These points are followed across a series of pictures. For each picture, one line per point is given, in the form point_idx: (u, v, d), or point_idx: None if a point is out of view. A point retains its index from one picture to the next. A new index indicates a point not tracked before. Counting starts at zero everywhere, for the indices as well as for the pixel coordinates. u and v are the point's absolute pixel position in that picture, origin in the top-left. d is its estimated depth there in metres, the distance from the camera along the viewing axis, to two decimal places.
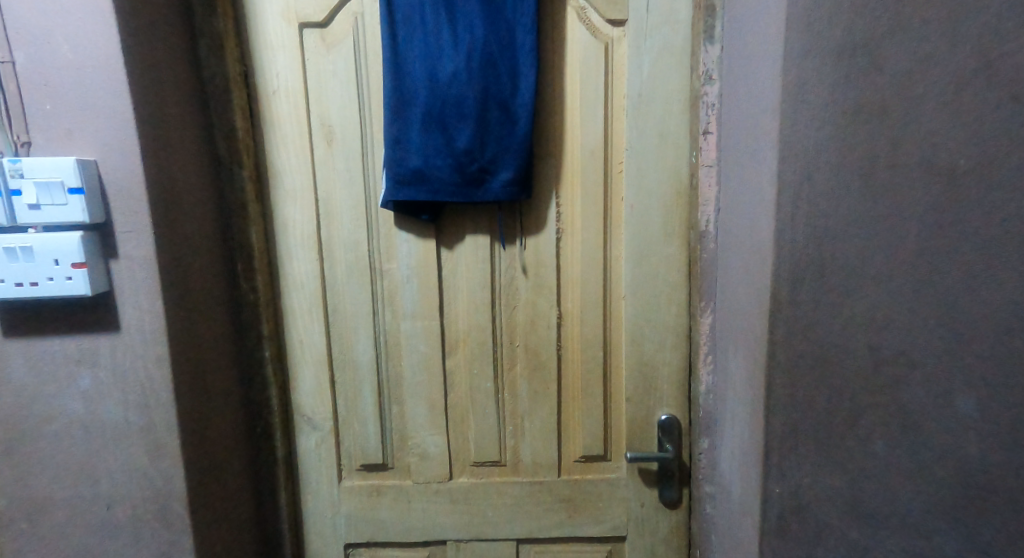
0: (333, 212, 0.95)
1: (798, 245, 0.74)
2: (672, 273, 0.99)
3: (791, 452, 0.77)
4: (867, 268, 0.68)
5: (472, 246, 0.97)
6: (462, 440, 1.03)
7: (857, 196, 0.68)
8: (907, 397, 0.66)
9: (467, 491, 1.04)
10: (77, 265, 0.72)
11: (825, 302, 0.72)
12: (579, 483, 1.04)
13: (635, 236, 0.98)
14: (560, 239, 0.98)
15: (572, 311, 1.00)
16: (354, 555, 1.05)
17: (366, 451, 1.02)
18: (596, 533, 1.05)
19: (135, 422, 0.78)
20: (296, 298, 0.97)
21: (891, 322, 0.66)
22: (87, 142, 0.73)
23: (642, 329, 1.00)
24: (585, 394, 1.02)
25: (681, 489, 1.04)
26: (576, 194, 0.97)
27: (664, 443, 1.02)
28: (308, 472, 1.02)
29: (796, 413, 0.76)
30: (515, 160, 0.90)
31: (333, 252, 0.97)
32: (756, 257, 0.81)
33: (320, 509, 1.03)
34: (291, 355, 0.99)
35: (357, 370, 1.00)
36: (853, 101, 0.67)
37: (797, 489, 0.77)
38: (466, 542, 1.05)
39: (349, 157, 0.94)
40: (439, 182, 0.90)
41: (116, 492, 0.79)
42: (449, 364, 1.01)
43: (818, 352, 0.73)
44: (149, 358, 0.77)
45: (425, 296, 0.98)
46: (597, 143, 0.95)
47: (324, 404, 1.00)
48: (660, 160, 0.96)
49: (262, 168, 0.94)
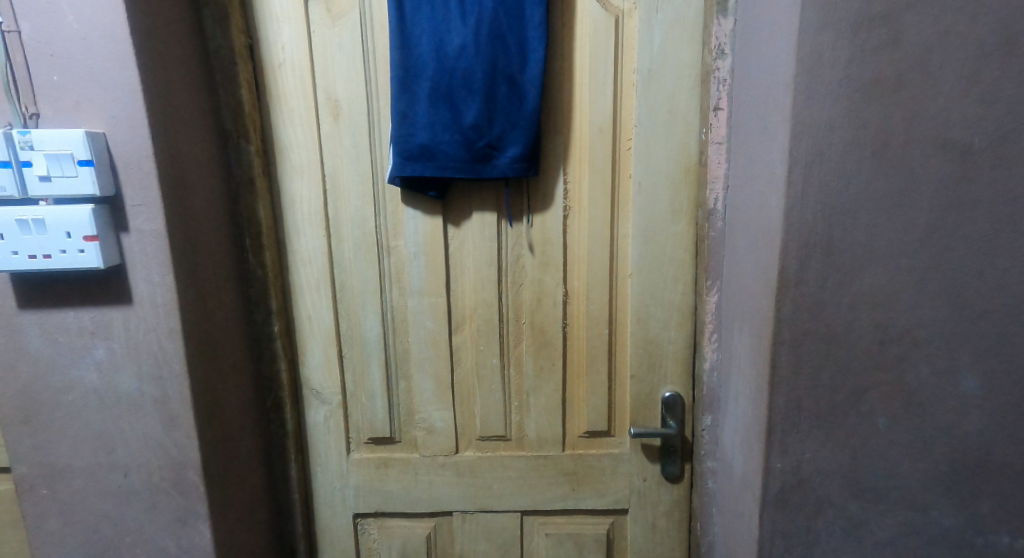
0: (340, 188, 0.95)
1: (806, 225, 0.72)
2: (679, 251, 0.98)
3: (794, 430, 0.78)
4: (872, 249, 0.72)
5: (479, 224, 0.97)
6: (468, 414, 1.05)
7: (869, 177, 0.70)
8: (908, 372, 0.73)
9: (472, 465, 1.06)
10: (89, 238, 0.73)
11: (831, 284, 0.73)
12: (582, 458, 1.06)
13: (643, 214, 0.97)
14: (567, 217, 0.98)
15: (577, 290, 1.00)
16: (362, 525, 1.08)
17: (374, 424, 1.04)
18: (598, 506, 1.07)
19: (148, 393, 0.79)
20: (303, 273, 0.98)
21: (895, 297, 0.72)
22: (95, 113, 0.73)
23: (648, 307, 1.01)
24: (590, 371, 1.03)
25: (683, 465, 1.05)
26: (583, 171, 0.96)
27: (667, 419, 1.03)
28: (317, 445, 1.04)
29: (799, 390, 0.77)
30: (523, 137, 0.90)
31: (341, 229, 0.97)
32: (766, 237, 0.78)
33: (329, 480, 1.06)
34: (299, 330, 1.00)
35: (365, 346, 1.01)
36: (868, 79, 0.68)
37: (798, 464, 0.79)
38: (471, 514, 1.07)
39: (355, 133, 0.93)
40: (446, 158, 0.89)
41: (132, 461, 0.81)
42: (456, 340, 1.02)
43: (823, 332, 0.75)
44: (161, 331, 0.78)
45: (432, 273, 0.98)
46: (606, 119, 0.94)
47: (332, 379, 1.02)
48: (668, 137, 0.95)
49: (268, 143, 0.94)
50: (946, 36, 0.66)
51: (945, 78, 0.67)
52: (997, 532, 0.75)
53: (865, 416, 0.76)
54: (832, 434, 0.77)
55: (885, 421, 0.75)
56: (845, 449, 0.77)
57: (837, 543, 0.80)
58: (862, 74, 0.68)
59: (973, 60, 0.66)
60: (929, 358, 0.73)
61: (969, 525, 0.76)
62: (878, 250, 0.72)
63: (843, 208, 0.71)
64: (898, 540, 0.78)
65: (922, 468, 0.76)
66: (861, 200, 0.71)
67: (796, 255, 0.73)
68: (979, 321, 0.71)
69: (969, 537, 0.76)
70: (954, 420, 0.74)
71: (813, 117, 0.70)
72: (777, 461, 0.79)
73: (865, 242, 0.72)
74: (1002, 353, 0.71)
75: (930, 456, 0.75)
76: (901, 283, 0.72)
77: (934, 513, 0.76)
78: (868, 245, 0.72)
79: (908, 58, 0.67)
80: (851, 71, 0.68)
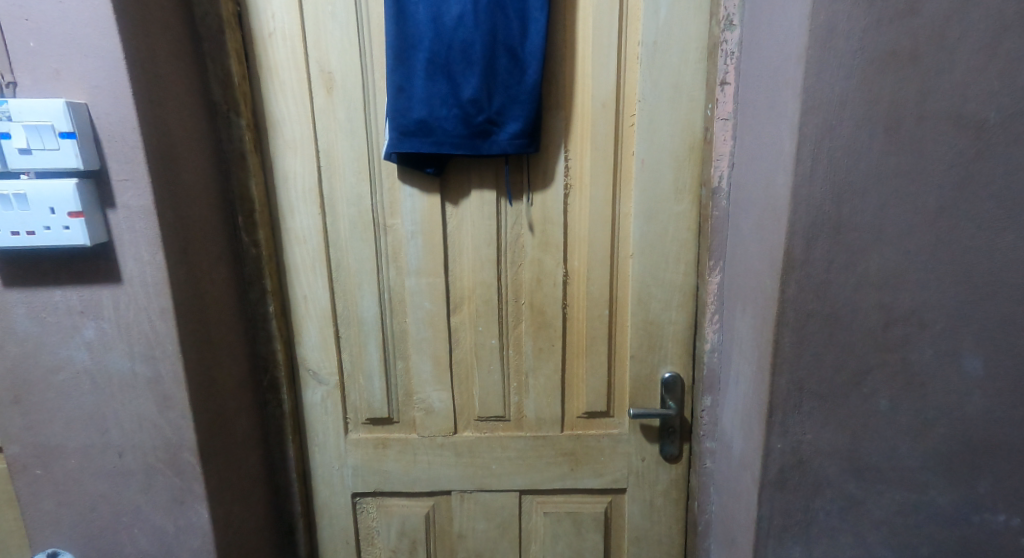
0: (335, 164, 0.93)
1: (815, 204, 0.71)
2: (681, 230, 0.97)
3: (795, 410, 0.77)
4: (881, 229, 0.70)
5: (478, 202, 0.95)
6: (467, 395, 1.05)
7: (882, 154, 0.68)
8: (912, 354, 0.73)
9: (471, 445, 1.06)
10: (74, 214, 0.70)
11: (837, 264, 0.72)
12: (581, 438, 1.06)
13: (646, 192, 0.95)
14: (568, 196, 0.96)
15: (578, 270, 0.99)
16: (361, 504, 1.08)
17: (372, 405, 1.03)
18: (596, 485, 1.08)
19: (141, 374, 0.78)
20: (298, 252, 0.96)
21: (902, 277, 0.71)
22: (76, 83, 0.70)
23: (649, 288, 0.99)
24: (589, 352, 1.02)
25: (682, 445, 1.05)
26: (585, 149, 0.94)
27: (667, 400, 1.03)
28: (315, 425, 1.04)
29: (803, 371, 0.76)
30: (523, 112, 0.87)
31: (336, 207, 0.94)
32: (772, 216, 0.76)
33: (327, 460, 1.06)
34: (295, 311, 0.98)
35: (362, 326, 1.00)
36: (883, 51, 0.66)
37: (798, 444, 0.78)
38: (469, 493, 1.08)
39: (350, 107, 0.90)
40: (444, 134, 0.86)
41: (127, 442, 0.80)
42: (454, 321, 1.01)
43: (828, 312, 0.74)
44: (153, 310, 0.76)
45: (430, 252, 0.97)
46: (609, 94, 0.92)
47: (329, 359, 1.01)
48: (673, 113, 0.92)
49: (260, 116, 0.91)
50: (965, 6, 0.64)
51: (961, 51, 0.65)
52: (993, 510, 0.75)
53: (867, 396, 0.75)
54: (833, 415, 0.77)
55: (887, 402, 0.75)
56: (845, 429, 0.77)
57: (835, 522, 0.80)
58: (877, 46, 0.66)
59: (992, 31, 0.64)
60: (933, 338, 0.72)
61: (966, 504, 0.76)
62: (886, 229, 0.70)
63: (853, 186, 0.69)
64: (895, 519, 0.78)
65: (922, 448, 0.75)
66: (872, 178, 0.69)
67: (803, 234, 0.72)
68: (984, 301, 0.70)
69: (965, 516, 0.76)
70: (955, 400, 0.73)
71: (826, 91, 0.67)
72: (778, 442, 0.79)
73: (873, 222, 0.70)
74: (1006, 333, 0.71)
75: (930, 436, 0.75)
76: (908, 264, 0.71)
77: (932, 492, 0.76)
78: (877, 225, 0.70)
79: (925, 30, 0.65)
80: (865, 43, 0.66)
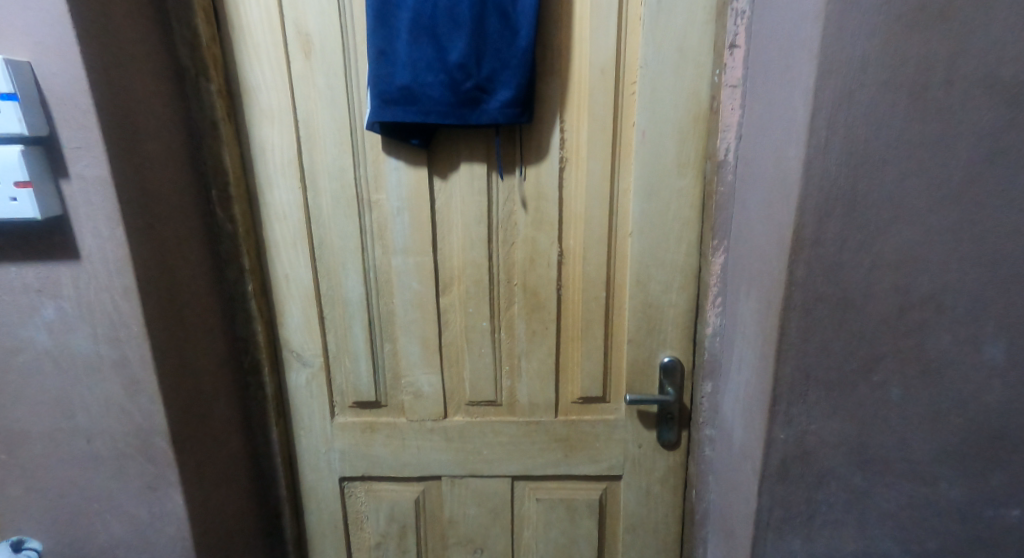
0: (315, 135, 0.87)
1: (828, 178, 0.65)
2: (684, 207, 0.91)
3: (800, 399, 0.73)
4: (898, 207, 0.65)
5: (468, 177, 0.90)
6: (457, 379, 1.01)
7: (903, 123, 0.63)
8: (927, 341, 0.68)
9: (462, 430, 1.02)
10: (20, 185, 0.65)
11: (850, 245, 0.67)
12: (576, 424, 1.02)
13: (647, 167, 0.90)
14: (563, 170, 0.90)
15: (573, 250, 0.94)
16: (349, 489, 1.05)
17: (359, 388, 0.99)
18: (591, 472, 1.04)
19: (107, 356, 0.73)
20: (278, 229, 0.91)
21: (920, 258, 0.66)
22: (18, 40, 0.64)
23: (649, 268, 0.94)
24: (585, 335, 0.98)
25: (680, 431, 1.02)
26: (582, 120, 0.88)
27: (665, 386, 0.99)
28: (300, 408, 1.00)
29: (809, 359, 0.72)
30: (515, 78, 0.81)
31: (317, 181, 0.89)
32: (781, 193, 0.71)
33: (314, 444, 1.02)
34: (277, 290, 0.94)
35: (347, 307, 0.95)
36: (911, 7, 0.60)
37: (802, 435, 0.75)
38: (460, 478, 1.04)
39: (330, 72, 0.84)
40: (430, 102, 0.80)
41: (95, 427, 0.76)
42: (443, 302, 0.96)
43: (839, 297, 0.69)
44: (116, 290, 0.71)
45: (418, 229, 0.92)
46: (608, 61, 0.86)
47: (313, 341, 0.96)
48: (677, 81, 0.86)
49: (233, 82, 0.85)
50: None
51: (996, 8, 0.59)
52: (1007, 505, 0.71)
53: (878, 386, 0.71)
54: (840, 405, 0.73)
55: (899, 392, 0.70)
56: (853, 420, 0.73)
57: (839, 515, 0.76)
58: (904, 3, 0.60)
59: None
60: (952, 323, 0.67)
61: (978, 498, 0.72)
62: (905, 206, 0.65)
63: (870, 160, 0.64)
64: (901, 513, 0.74)
65: (934, 440, 0.71)
66: (891, 151, 0.64)
67: (814, 211, 0.67)
68: (1009, 285, 0.65)
69: (978, 510, 0.72)
70: (973, 390, 0.69)
71: (846, 53, 0.62)
72: (781, 432, 0.75)
73: (890, 199, 0.65)
74: None
75: (944, 427, 0.70)
76: (927, 245, 0.66)
77: (943, 485, 0.72)
78: (894, 202, 0.65)
79: None
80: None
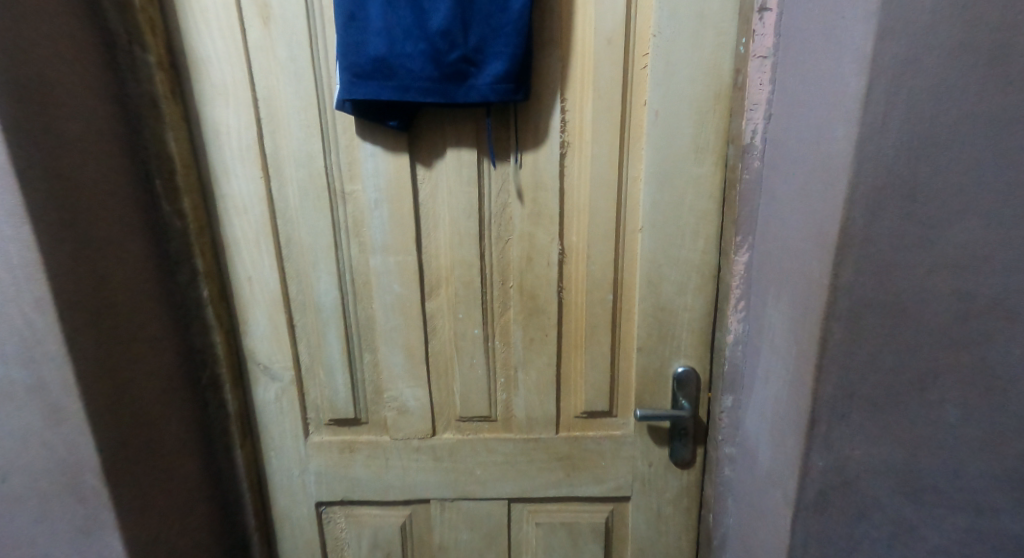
0: (278, 116, 0.76)
1: (885, 161, 0.55)
2: (701, 198, 0.80)
3: (842, 421, 0.63)
4: (967, 195, 0.54)
5: (455, 164, 0.79)
6: (446, 392, 0.89)
7: (976, 94, 0.52)
8: (995, 353, 0.57)
9: (452, 448, 0.91)
10: None
11: (908, 241, 0.56)
12: (578, 441, 0.91)
13: (659, 152, 0.78)
14: (564, 155, 0.79)
15: (576, 247, 0.83)
16: (326, 514, 0.94)
17: (335, 404, 0.88)
18: (596, 493, 0.93)
19: (20, 381, 0.63)
20: (238, 225, 0.79)
21: (992, 255, 0.55)
22: None
23: (660, 267, 0.83)
24: (590, 343, 0.87)
25: (695, 449, 0.91)
26: (585, 98, 0.77)
27: (679, 398, 0.88)
28: (268, 427, 0.89)
29: (855, 375, 0.61)
30: (508, 48, 0.69)
31: (282, 169, 0.78)
32: (822, 178, 0.60)
33: (285, 466, 0.91)
34: (238, 295, 0.82)
35: (320, 313, 0.84)
36: None
37: (844, 462, 0.64)
38: (451, 501, 0.94)
39: (292, 42, 0.73)
40: (408, 76, 0.69)
41: (12, 462, 0.65)
42: (430, 307, 0.85)
43: (892, 302, 0.58)
44: (26, 302, 0.61)
45: (399, 225, 0.80)
46: (615, 28, 0.74)
47: (282, 351, 0.85)
48: (695, 52, 0.75)
49: (177, 53, 0.74)
50: None
51: None
52: None
53: (934, 405, 0.60)
54: (890, 427, 0.62)
55: (958, 412, 0.60)
56: (902, 444, 0.62)
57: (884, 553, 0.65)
58: None
59: None
60: None
61: None
62: (974, 194, 0.54)
63: (934, 138, 0.54)
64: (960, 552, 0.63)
65: (1004, 470, 0.60)
66: (961, 127, 0.53)
67: (866, 201, 0.56)
68: None
69: None
70: None
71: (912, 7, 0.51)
72: (819, 459, 0.64)
73: (957, 185, 0.54)
74: None
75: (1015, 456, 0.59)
76: (1000, 240, 0.55)
77: (1013, 522, 0.61)
78: (961, 189, 0.54)
79: None
80: None
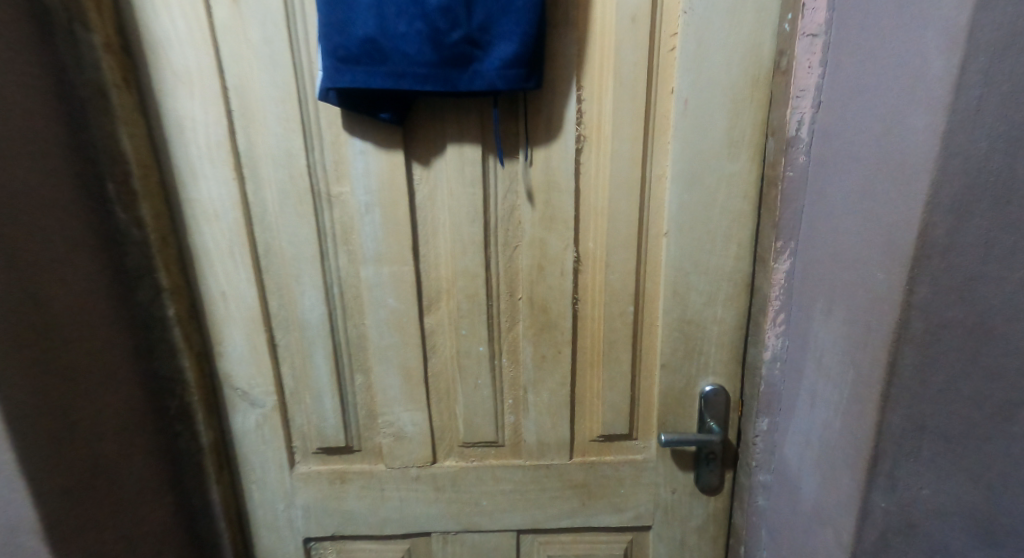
0: (252, 108, 0.66)
1: (974, 155, 0.46)
2: (733, 197, 0.71)
3: (911, 458, 0.53)
4: None
5: (456, 161, 0.69)
6: (448, 416, 0.80)
7: None
8: None
9: (454, 477, 0.82)
10: None
11: (995, 251, 0.48)
12: (595, 467, 0.82)
13: (688, 146, 0.69)
14: (580, 150, 0.70)
15: (593, 253, 0.74)
16: (315, 551, 0.84)
17: (324, 432, 0.79)
18: (614, 522, 0.84)
19: None
20: (208, 233, 0.70)
21: None
22: None
23: (688, 276, 0.74)
24: (608, 360, 0.78)
25: (723, 474, 0.82)
26: (604, 84, 0.67)
27: (706, 419, 0.79)
28: (248, 458, 0.79)
29: (929, 406, 0.52)
30: (518, 27, 0.60)
31: (259, 169, 0.68)
32: (890, 172, 0.51)
33: (268, 500, 0.81)
34: (211, 312, 0.73)
35: (304, 331, 0.74)
36: None
37: (908, 503, 0.55)
38: (454, 534, 0.84)
39: (267, 22, 0.63)
40: (403, 60, 0.59)
41: None
42: (429, 322, 0.76)
43: (975, 322, 0.49)
44: None
45: (392, 230, 0.71)
46: (640, 4, 0.65)
47: (263, 374, 0.75)
48: (730, 31, 0.65)
49: (130, 35, 0.64)
50: None
51: None
52: None
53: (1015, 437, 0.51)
54: (966, 466, 0.53)
55: None
56: (976, 482, 0.53)
57: None
58: None
59: None
60: None
61: None
62: None
63: None
64: None
65: None
66: None
67: (950, 202, 0.47)
68: None
69: None
70: None
71: None
72: (881, 500, 0.55)
73: None
74: None
75: None
76: None
77: None
78: None
79: None
80: None
